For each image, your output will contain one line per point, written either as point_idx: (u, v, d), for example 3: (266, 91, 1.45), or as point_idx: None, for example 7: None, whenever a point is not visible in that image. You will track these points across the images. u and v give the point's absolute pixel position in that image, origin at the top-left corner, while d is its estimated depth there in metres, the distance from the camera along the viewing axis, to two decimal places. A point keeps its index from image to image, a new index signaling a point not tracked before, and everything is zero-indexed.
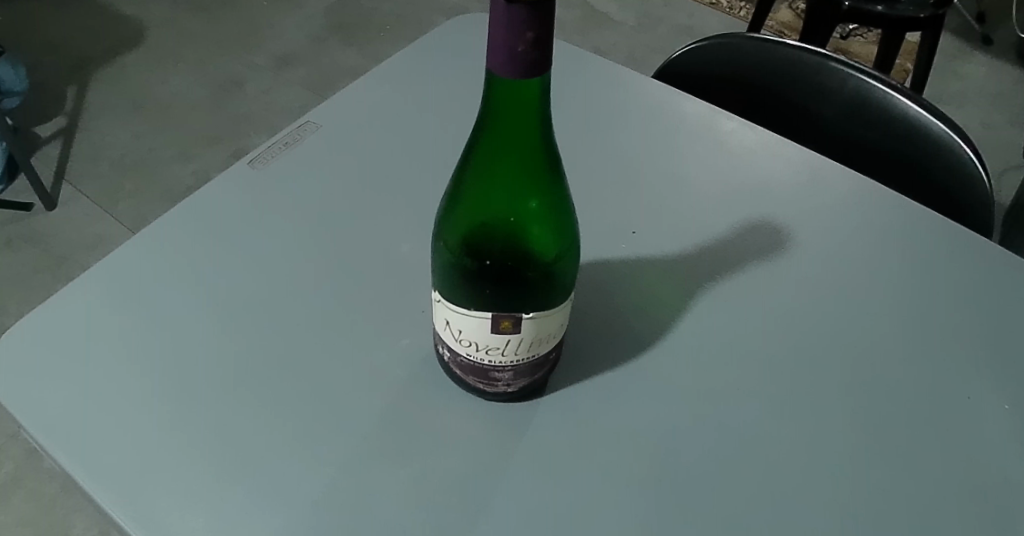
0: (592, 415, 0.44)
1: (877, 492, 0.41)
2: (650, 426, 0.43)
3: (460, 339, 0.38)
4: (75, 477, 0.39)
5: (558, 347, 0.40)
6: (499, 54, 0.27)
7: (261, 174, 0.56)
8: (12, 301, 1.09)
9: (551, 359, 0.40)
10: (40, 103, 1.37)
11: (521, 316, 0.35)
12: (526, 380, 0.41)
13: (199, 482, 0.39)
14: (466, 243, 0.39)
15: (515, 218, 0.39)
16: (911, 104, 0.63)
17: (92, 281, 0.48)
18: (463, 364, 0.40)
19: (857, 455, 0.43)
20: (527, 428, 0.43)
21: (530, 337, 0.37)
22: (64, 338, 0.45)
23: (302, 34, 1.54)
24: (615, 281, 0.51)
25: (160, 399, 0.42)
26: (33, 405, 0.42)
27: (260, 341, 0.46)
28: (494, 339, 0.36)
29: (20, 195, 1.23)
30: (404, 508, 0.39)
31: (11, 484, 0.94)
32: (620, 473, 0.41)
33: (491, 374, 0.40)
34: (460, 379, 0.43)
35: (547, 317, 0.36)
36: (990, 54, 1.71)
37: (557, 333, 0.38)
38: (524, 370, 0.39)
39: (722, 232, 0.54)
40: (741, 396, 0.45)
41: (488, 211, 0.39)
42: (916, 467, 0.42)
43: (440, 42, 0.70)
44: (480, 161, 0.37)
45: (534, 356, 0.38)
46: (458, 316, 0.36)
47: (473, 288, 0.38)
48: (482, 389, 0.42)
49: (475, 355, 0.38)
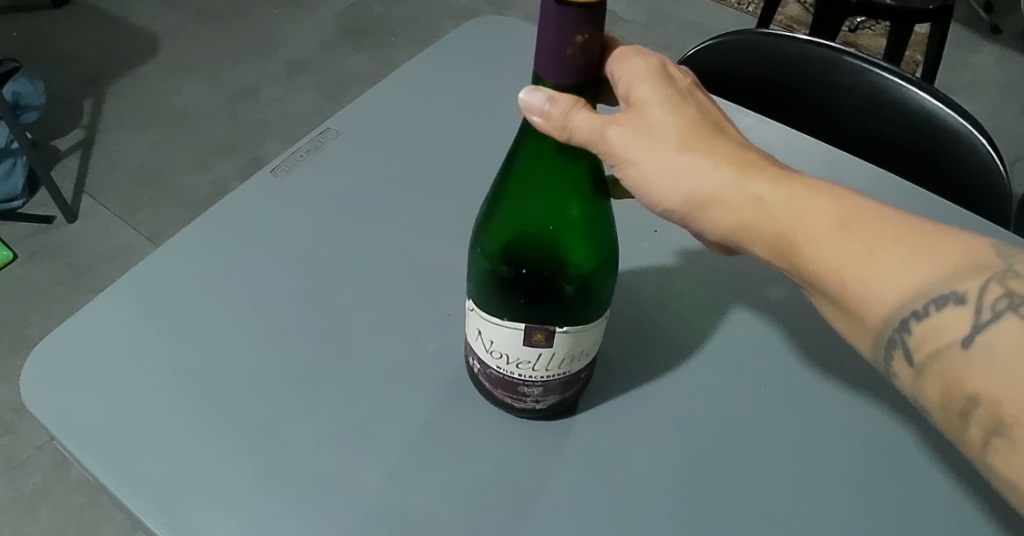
0: (620, 413, 0.44)
1: (904, 487, 0.41)
2: (676, 423, 0.44)
3: (491, 350, 0.38)
4: (109, 488, 0.40)
5: (592, 364, 0.40)
6: (547, 61, 0.28)
7: (285, 181, 0.57)
8: (37, 314, 1.11)
9: (583, 377, 0.40)
10: (58, 117, 1.38)
11: (554, 329, 0.35)
12: (557, 398, 0.41)
13: (234, 492, 0.39)
14: (504, 252, 0.40)
15: (553, 228, 0.39)
16: (927, 96, 0.63)
17: (121, 292, 0.49)
18: (494, 375, 0.40)
19: (885, 452, 0.43)
20: (553, 428, 0.43)
21: (564, 352, 0.36)
22: (95, 348, 0.46)
23: (313, 41, 1.55)
24: (638, 286, 0.51)
25: (193, 409, 0.43)
26: (69, 417, 0.43)
27: (290, 349, 0.46)
28: (526, 352, 0.36)
29: (42, 207, 1.25)
30: (441, 512, 0.40)
31: (40, 494, 0.95)
32: (649, 472, 0.41)
33: (520, 388, 0.40)
34: (488, 392, 0.43)
35: (582, 331, 0.36)
36: (1000, 42, 1.70)
37: (590, 350, 0.38)
38: (555, 387, 0.39)
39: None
40: (766, 393, 0.45)
41: (526, 219, 0.40)
42: (943, 459, 0.43)
43: (458, 46, 0.71)
44: (520, 168, 0.39)
45: (566, 372, 0.38)
46: (492, 326, 0.36)
47: (509, 300, 0.39)
48: (510, 403, 0.42)
49: (506, 368, 0.38)
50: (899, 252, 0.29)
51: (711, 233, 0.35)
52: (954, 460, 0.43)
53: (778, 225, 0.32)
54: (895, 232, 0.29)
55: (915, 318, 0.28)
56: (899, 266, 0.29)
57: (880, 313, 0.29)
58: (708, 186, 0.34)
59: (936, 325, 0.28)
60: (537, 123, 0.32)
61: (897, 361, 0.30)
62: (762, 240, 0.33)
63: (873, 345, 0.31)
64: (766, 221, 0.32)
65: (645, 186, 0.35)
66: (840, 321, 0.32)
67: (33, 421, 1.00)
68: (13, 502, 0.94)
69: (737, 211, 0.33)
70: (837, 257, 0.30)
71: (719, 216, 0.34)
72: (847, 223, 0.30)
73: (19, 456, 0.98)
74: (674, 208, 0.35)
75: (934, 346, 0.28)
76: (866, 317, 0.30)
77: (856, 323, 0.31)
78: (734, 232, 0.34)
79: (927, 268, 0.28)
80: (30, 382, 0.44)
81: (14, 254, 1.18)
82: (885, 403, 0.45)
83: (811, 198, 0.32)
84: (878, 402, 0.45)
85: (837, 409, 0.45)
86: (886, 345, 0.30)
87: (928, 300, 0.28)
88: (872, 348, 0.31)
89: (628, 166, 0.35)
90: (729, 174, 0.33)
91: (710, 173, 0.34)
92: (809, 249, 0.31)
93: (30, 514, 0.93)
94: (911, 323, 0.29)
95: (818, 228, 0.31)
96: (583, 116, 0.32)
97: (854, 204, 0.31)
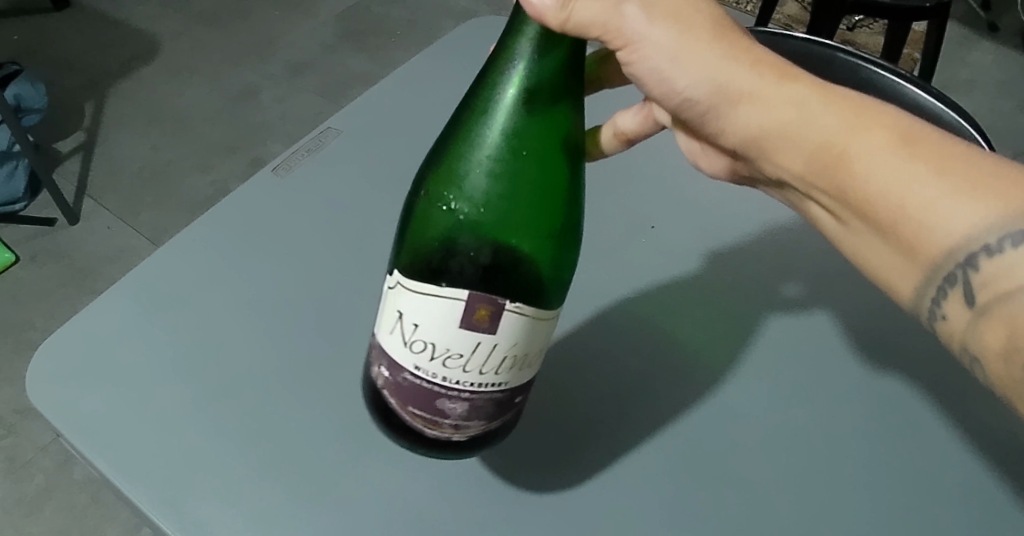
0: (607, 411, 0.47)
1: (874, 485, 0.44)
2: (662, 423, 0.46)
3: (411, 342, 0.30)
4: (114, 482, 0.40)
5: (529, 386, 0.34)
6: None
7: (285, 178, 0.58)
8: (40, 315, 1.11)
9: (512, 404, 0.33)
10: (59, 120, 1.39)
11: (503, 307, 0.29)
12: (478, 425, 0.33)
13: (238, 485, 0.41)
14: (462, 187, 0.38)
15: (526, 152, 0.37)
16: (921, 93, 0.63)
17: (121, 289, 0.49)
18: (408, 382, 0.31)
19: (860, 450, 0.45)
20: (544, 423, 0.46)
21: (507, 344, 0.30)
22: (96, 343, 0.46)
23: (313, 42, 1.56)
24: (632, 285, 0.54)
25: (196, 404, 0.44)
26: (71, 412, 0.43)
27: (291, 343, 0.47)
28: (462, 338, 0.29)
29: (44, 210, 1.25)
30: (440, 505, 0.41)
31: (43, 495, 0.95)
32: (633, 467, 0.44)
33: (440, 403, 0.32)
34: (394, 411, 0.34)
35: (529, 319, 0.30)
36: (997, 40, 1.71)
37: (531, 359, 0.32)
38: (485, 406, 0.32)
39: (736, 240, 0.57)
40: (748, 393, 0.48)
41: (496, 143, 0.37)
42: (915, 459, 0.45)
43: (459, 45, 0.71)
44: (500, 85, 0.37)
45: (500, 385, 0.31)
46: (420, 301, 0.29)
47: (459, 248, 0.39)
48: (419, 427, 0.34)
49: (426, 368, 0.30)
50: (965, 177, 0.27)
51: (737, 132, 0.34)
52: (924, 459, 0.45)
53: (823, 132, 0.31)
54: (941, 160, 0.28)
55: (985, 254, 0.27)
56: (934, 199, 0.28)
57: (939, 245, 0.28)
58: (751, 92, 0.32)
59: (1007, 263, 0.27)
60: (534, 9, 0.31)
61: (950, 302, 0.30)
62: (794, 147, 0.32)
63: (922, 281, 0.30)
64: (814, 128, 0.31)
65: (665, 80, 0.33)
66: (869, 242, 0.31)
67: (37, 422, 1.01)
68: (16, 503, 0.94)
69: (777, 115, 0.31)
70: (883, 174, 0.29)
71: (755, 111, 0.32)
72: (908, 141, 0.28)
73: (23, 457, 0.98)
74: (701, 105, 0.33)
75: (1002, 287, 0.28)
76: (921, 252, 0.29)
77: (904, 256, 0.30)
78: (767, 133, 0.33)
79: (969, 207, 0.27)
80: (33, 379, 0.45)
81: (16, 256, 1.18)
82: (862, 401, 0.48)
83: (865, 113, 0.30)
84: (856, 400, 0.48)
85: (813, 407, 0.47)
86: (943, 282, 0.29)
87: (1003, 235, 0.27)
88: (920, 284, 0.30)
89: (642, 60, 0.33)
90: (773, 82, 0.31)
91: (750, 74, 0.32)
92: (855, 158, 0.29)
93: (34, 515, 0.93)
94: (980, 260, 0.28)
95: (872, 142, 0.29)
96: (589, 3, 0.31)
97: (908, 123, 0.29)
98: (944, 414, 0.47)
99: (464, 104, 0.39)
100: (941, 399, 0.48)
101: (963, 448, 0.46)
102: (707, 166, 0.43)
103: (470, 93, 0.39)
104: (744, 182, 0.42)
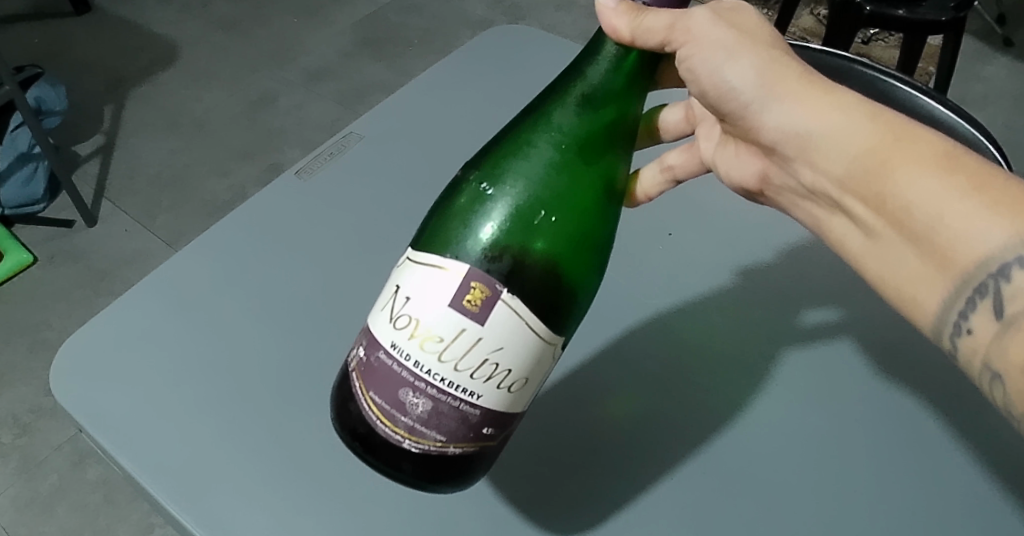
0: (616, 412, 0.48)
1: (887, 492, 0.44)
2: (674, 429, 0.47)
3: (397, 317, 0.29)
4: (135, 474, 0.43)
5: (507, 424, 0.31)
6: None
7: (307, 182, 0.60)
8: (56, 317, 1.12)
9: (479, 434, 0.30)
10: (80, 124, 1.41)
11: (498, 293, 0.28)
12: (435, 440, 0.30)
13: (245, 481, 0.43)
14: (501, 173, 0.38)
15: (572, 157, 0.38)
16: (937, 104, 0.63)
17: (148, 290, 0.52)
18: (379, 361, 0.30)
19: (871, 454, 0.46)
20: (554, 426, 0.47)
21: (491, 340, 0.28)
22: (122, 342, 0.49)
23: (331, 49, 1.57)
24: (649, 297, 0.54)
25: (211, 402, 0.46)
26: (95, 407, 0.46)
27: (306, 344, 0.49)
28: (449, 319, 0.28)
29: (62, 211, 1.27)
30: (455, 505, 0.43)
31: (56, 494, 0.95)
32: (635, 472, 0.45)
33: (402, 396, 0.30)
34: (355, 399, 0.32)
35: (521, 323, 0.29)
36: (1012, 54, 1.70)
37: (515, 385, 0.30)
38: (446, 417, 0.30)
39: (755, 252, 0.57)
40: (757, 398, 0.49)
41: (544, 137, 0.39)
42: (930, 465, 0.45)
43: (483, 50, 0.72)
44: (568, 95, 0.39)
45: (475, 398, 0.29)
46: (425, 273, 0.29)
47: (491, 235, 0.35)
48: (372, 418, 0.31)
49: (403, 348, 0.29)
50: (1002, 196, 0.27)
51: (785, 135, 0.34)
52: (941, 466, 0.45)
53: (871, 140, 0.30)
54: (981, 173, 0.27)
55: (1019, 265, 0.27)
56: (972, 209, 0.27)
57: (970, 257, 0.28)
58: (804, 95, 0.32)
59: None
60: (610, 26, 0.34)
61: (977, 314, 0.29)
62: (832, 151, 0.32)
63: (950, 293, 0.30)
64: (858, 132, 0.31)
65: (716, 73, 0.34)
66: (898, 255, 0.31)
67: (50, 421, 1.01)
68: (30, 502, 0.95)
69: (828, 119, 0.32)
70: (922, 180, 0.28)
71: (800, 109, 0.32)
72: (951, 159, 0.28)
73: (36, 457, 0.98)
74: (745, 98, 0.34)
75: None
76: (955, 261, 0.29)
77: (936, 265, 0.30)
78: (815, 141, 0.32)
79: (1006, 222, 0.27)
80: (60, 374, 0.48)
81: (33, 256, 1.20)
82: (875, 406, 0.48)
83: (915, 130, 0.30)
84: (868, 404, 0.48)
85: (826, 413, 0.48)
86: (972, 293, 0.29)
87: None
88: (947, 295, 0.30)
89: (696, 55, 0.34)
90: (827, 94, 0.32)
91: (803, 85, 0.32)
92: (901, 164, 0.29)
93: (47, 514, 0.94)
94: (1013, 270, 0.27)
95: (918, 154, 0.29)
96: (660, 13, 0.33)
97: (955, 146, 0.29)
98: (965, 426, 0.47)
99: (528, 111, 0.41)
100: (966, 412, 0.48)
101: (981, 457, 0.46)
102: (732, 172, 0.44)
103: (535, 105, 0.41)
104: (769, 194, 0.41)
